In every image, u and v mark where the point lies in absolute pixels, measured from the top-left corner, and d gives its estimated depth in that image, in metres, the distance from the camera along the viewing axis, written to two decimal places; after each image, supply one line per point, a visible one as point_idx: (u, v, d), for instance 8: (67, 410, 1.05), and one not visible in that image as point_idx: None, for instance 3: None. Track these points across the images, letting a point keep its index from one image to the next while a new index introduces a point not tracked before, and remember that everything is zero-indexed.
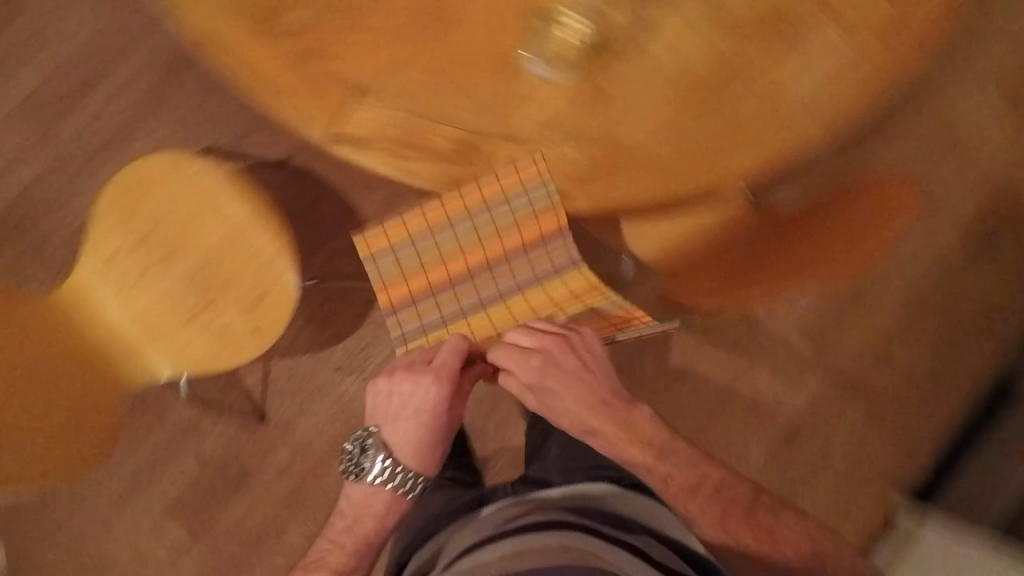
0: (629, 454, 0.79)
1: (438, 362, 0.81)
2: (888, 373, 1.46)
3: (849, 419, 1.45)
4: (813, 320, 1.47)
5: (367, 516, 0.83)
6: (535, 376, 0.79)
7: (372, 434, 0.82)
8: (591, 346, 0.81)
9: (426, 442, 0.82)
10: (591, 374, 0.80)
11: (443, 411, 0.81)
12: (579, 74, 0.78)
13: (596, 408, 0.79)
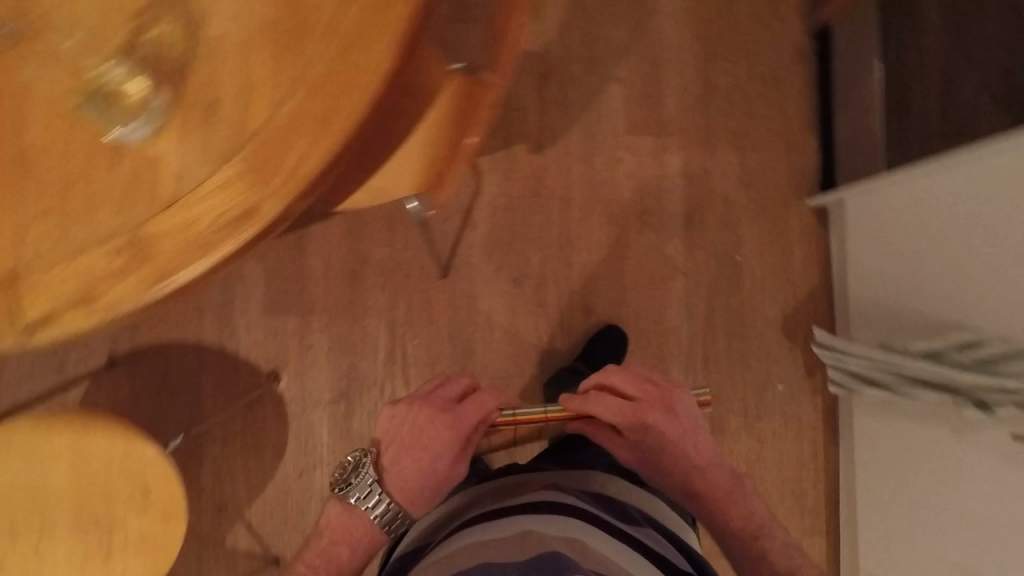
0: (670, 478, 1.01)
1: (460, 409, 0.91)
2: (719, 103, 1.47)
3: (722, 162, 1.47)
4: (633, 110, 1.45)
5: (344, 536, 0.88)
6: (634, 422, 0.99)
7: (370, 455, 0.90)
8: (688, 410, 1.03)
9: (420, 481, 0.89)
10: (680, 426, 1.00)
11: (447, 454, 0.89)
12: (171, 107, 0.74)
13: (676, 451, 0.99)
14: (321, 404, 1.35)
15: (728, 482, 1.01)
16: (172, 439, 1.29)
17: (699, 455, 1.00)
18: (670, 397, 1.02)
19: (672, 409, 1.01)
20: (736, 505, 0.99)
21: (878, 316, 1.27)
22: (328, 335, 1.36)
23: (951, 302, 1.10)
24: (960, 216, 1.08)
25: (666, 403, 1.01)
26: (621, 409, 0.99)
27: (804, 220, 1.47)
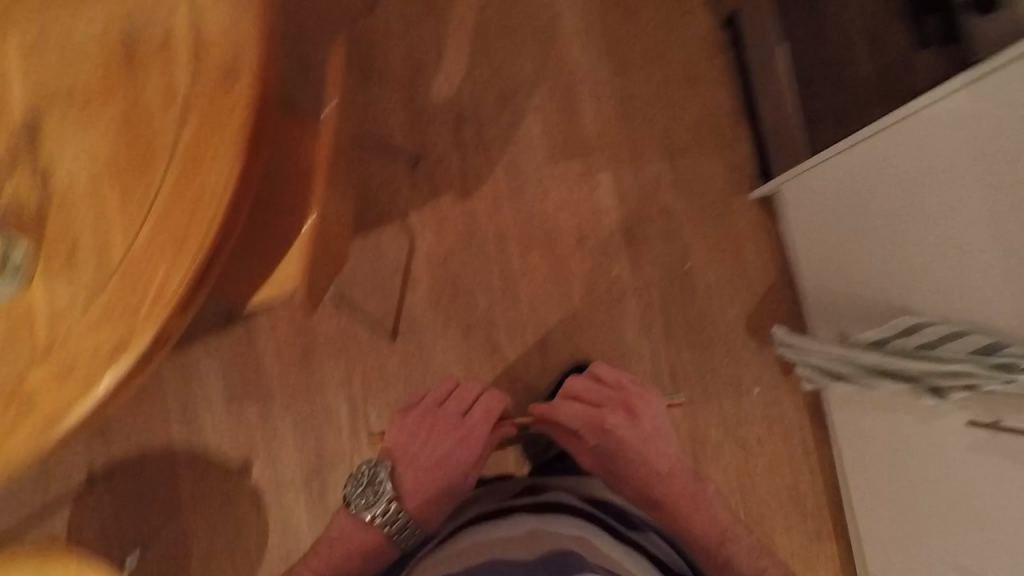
0: (631, 485, 1.10)
1: (468, 419, 1.12)
2: (638, 116, 1.45)
3: (653, 173, 1.44)
4: (553, 139, 1.45)
5: (352, 541, 1.05)
6: (595, 427, 1.13)
7: (386, 467, 1.09)
8: (650, 411, 1.16)
9: (431, 489, 1.08)
10: (641, 431, 1.14)
11: (456, 466, 1.09)
12: (35, 258, 0.76)
13: (633, 455, 1.11)
14: (295, 485, 1.36)
15: (685, 487, 1.09)
16: (127, 556, 1.33)
17: (660, 455, 1.12)
18: (632, 401, 1.17)
19: (633, 412, 1.16)
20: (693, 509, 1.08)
21: (832, 306, 1.22)
22: (290, 417, 1.37)
23: (885, 288, 1.05)
24: (870, 200, 1.04)
25: (629, 408, 1.16)
26: (582, 415, 1.14)
27: (750, 216, 1.43)
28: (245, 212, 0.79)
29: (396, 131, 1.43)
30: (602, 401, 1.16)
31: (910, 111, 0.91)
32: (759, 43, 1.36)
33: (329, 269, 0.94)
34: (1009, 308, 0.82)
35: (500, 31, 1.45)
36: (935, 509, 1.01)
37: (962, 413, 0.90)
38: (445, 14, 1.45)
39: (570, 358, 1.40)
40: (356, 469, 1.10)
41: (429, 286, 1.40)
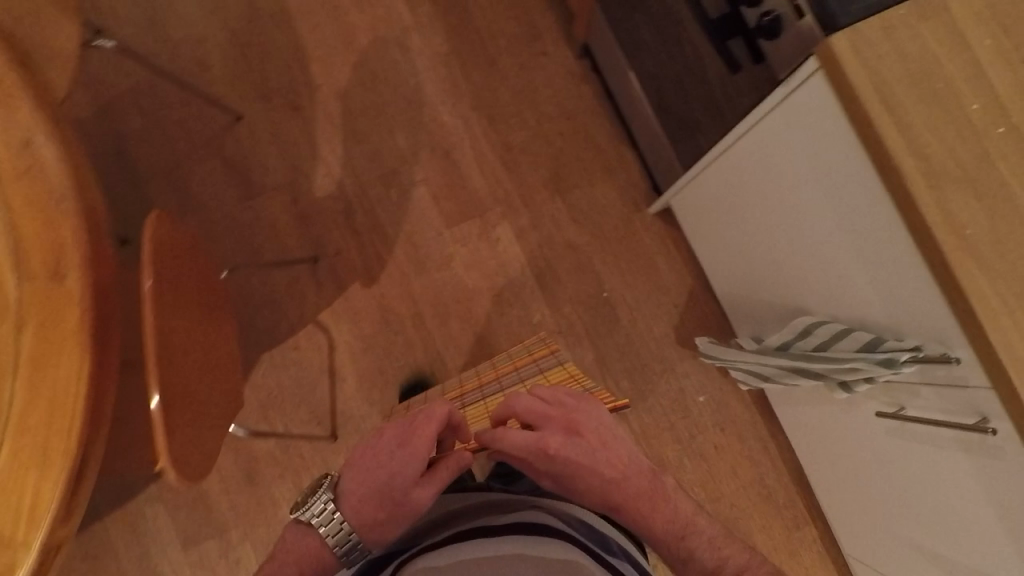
0: (594, 499, 0.78)
1: (419, 427, 0.74)
2: (520, 160, 1.46)
3: (549, 210, 1.44)
4: (443, 202, 1.44)
5: (293, 554, 0.79)
6: (539, 453, 0.77)
7: (332, 478, 0.80)
8: (601, 421, 0.83)
9: (373, 509, 0.75)
10: (589, 445, 0.79)
11: (398, 483, 0.73)
12: None
13: (588, 473, 0.78)
14: None
15: (650, 484, 0.82)
16: None
17: (615, 466, 0.80)
18: (573, 415, 0.81)
19: (579, 436, 0.80)
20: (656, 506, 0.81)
21: (741, 310, 1.23)
22: (248, 545, 1.34)
23: (778, 289, 1.05)
24: (743, 208, 1.05)
25: (568, 424, 0.80)
26: (529, 441, 0.76)
27: (653, 230, 1.44)
28: (109, 393, 0.77)
29: (289, 235, 1.42)
30: (540, 423, 0.78)
31: (743, 127, 0.93)
32: (612, 67, 1.39)
33: (216, 421, 0.89)
34: (877, 299, 0.82)
35: (368, 113, 1.47)
36: (880, 496, 0.99)
37: (872, 403, 0.90)
38: (310, 110, 1.47)
39: None
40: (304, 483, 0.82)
41: (356, 378, 1.39)
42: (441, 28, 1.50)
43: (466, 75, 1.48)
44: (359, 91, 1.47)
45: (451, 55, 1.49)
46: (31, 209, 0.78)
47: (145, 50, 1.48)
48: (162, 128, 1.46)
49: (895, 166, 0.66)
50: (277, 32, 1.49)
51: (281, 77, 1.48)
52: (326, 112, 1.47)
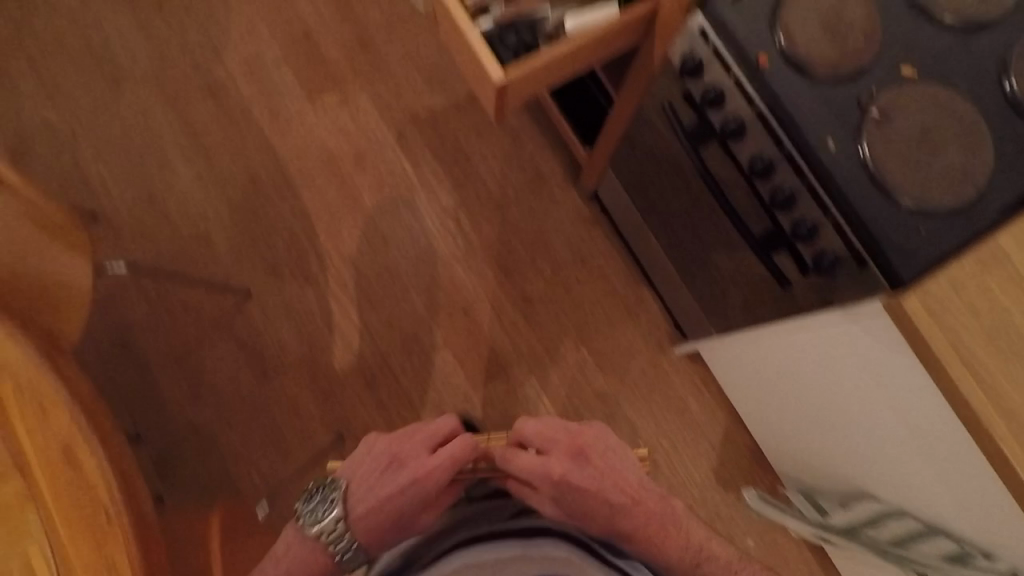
0: (601, 526, 0.77)
1: (440, 458, 0.77)
2: (542, 314, 1.44)
3: (576, 360, 1.43)
4: (468, 366, 1.41)
5: (296, 558, 0.81)
6: (549, 480, 0.75)
7: (339, 489, 0.82)
8: (612, 447, 0.82)
9: (379, 524, 0.79)
10: (597, 470, 0.78)
11: (411, 507, 0.78)
12: None
13: (596, 501, 0.76)
14: None
15: (656, 509, 0.80)
16: None
17: (625, 492, 0.78)
18: (581, 438, 0.81)
19: (585, 460, 0.79)
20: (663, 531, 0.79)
21: (789, 464, 1.21)
22: None
23: (832, 462, 1.04)
24: (785, 388, 1.04)
25: (577, 451, 0.80)
26: (536, 466, 0.75)
27: (681, 371, 1.43)
28: None
29: (312, 416, 1.36)
30: (547, 448, 0.78)
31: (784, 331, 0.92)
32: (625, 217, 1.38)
33: None
34: (957, 512, 0.81)
35: (381, 280, 1.43)
36: None
37: None
38: (320, 282, 1.42)
39: None
40: (306, 488, 0.82)
41: None
42: (447, 181, 1.47)
43: (477, 229, 1.46)
44: (370, 258, 1.43)
45: (461, 209, 1.46)
46: (90, 543, 0.71)
47: (142, 231, 1.41)
48: (166, 314, 1.38)
49: (981, 421, 0.65)
50: (279, 200, 1.44)
51: (287, 251, 1.42)
52: (338, 280, 1.42)
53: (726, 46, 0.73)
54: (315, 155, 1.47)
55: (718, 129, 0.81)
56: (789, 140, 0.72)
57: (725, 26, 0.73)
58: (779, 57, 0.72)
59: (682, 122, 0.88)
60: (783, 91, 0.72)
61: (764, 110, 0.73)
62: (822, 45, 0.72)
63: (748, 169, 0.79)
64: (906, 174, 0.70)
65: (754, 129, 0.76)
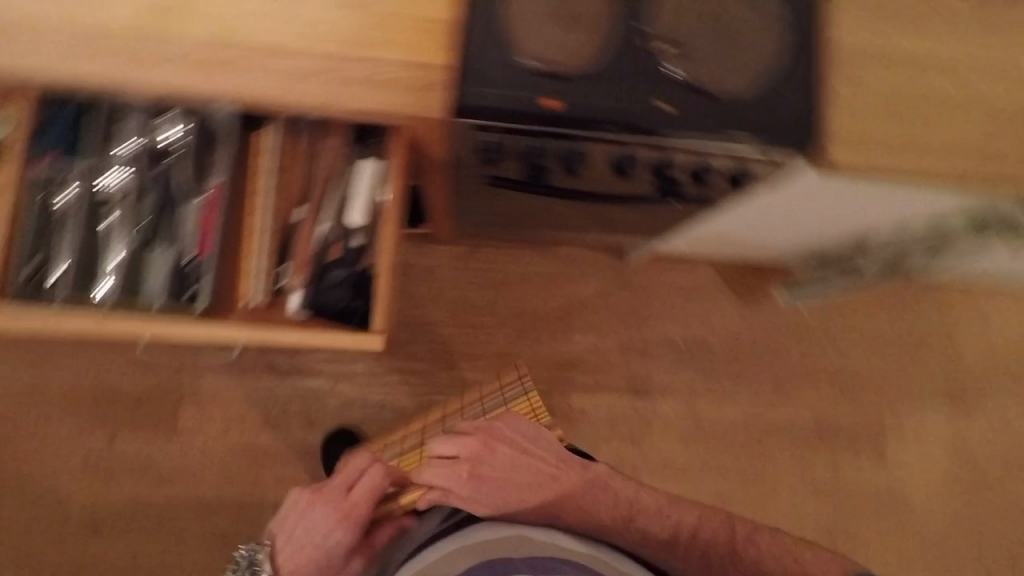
0: (533, 506, 0.80)
1: (353, 498, 0.86)
2: (522, 353, 1.37)
3: (581, 349, 1.39)
4: None
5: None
6: (461, 477, 0.82)
7: (265, 548, 0.86)
8: (522, 430, 0.89)
9: (307, 572, 0.84)
10: (507, 457, 0.86)
11: (334, 551, 0.84)
12: None
13: (513, 482, 0.83)
14: None
15: (584, 479, 0.85)
16: None
17: (541, 471, 0.85)
18: (488, 434, 0.88)
19: (492, 447, 0.86)
20: (591, 492, 0.84)
21: (791, 256, 1.27)
22: None
23: (829, 239, 1.09)
24: (754, 233, 1.07)
25: (485, 444, 0.86)
26: (447, 472, 0.83)
27: (647, 268, 1.41)
28: None
29: None
30: (456, 449, 0.86)
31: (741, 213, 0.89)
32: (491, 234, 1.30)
33: None
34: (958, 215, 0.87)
35: None
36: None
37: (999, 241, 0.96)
38: None
39: (748, 487, 1.38)
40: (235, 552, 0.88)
41: None
42: (344, 357, 1.32)
43: (412, 356, 1.34)
44: None
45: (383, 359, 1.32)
46: None
47: None
48: None
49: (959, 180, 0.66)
50: (259, 528, 1.25)
51: None
52: None
53: (507, 121, 0.64)
54: (231, 467, 1.27)
55: (559, 167, 0.73)
56: (631, 135, 0.66)
57: (490, 109, 0.63)
58: (555, 86, 0.64)
59: (515, 178, 0.79)
60: (590, 109, 0.64)
61: (589, 134, 0.66)
62: (572, 40, 0.65)
63: (615, 171, 0.73)
64: (727, 65, 0.65)
65: (595, 150, 0.68)
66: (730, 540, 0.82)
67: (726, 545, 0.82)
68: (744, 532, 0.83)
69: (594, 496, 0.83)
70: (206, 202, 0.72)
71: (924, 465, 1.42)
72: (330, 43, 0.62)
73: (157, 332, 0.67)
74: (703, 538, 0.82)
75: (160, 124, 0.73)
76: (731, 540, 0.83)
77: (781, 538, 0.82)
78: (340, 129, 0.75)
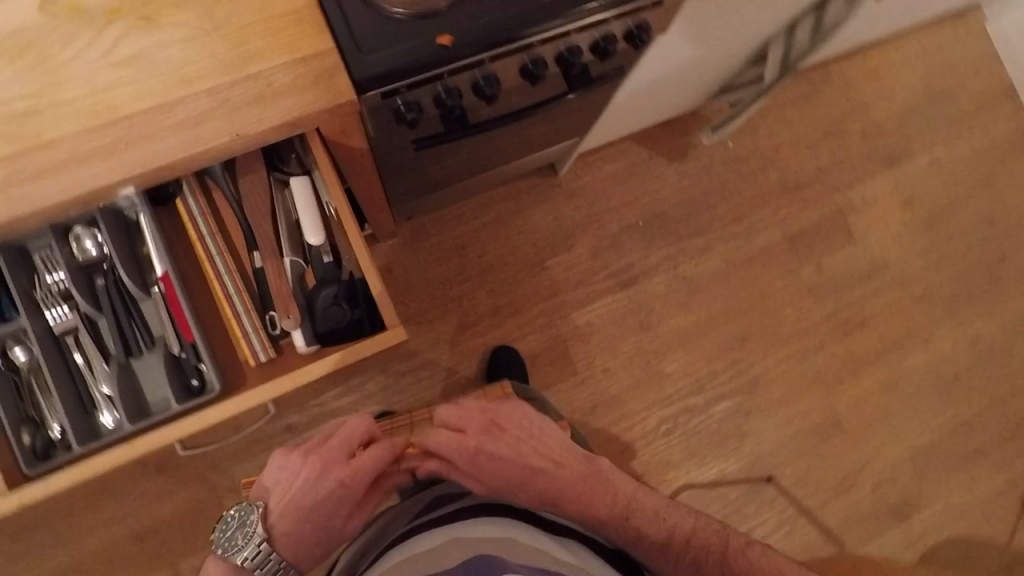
0: (529, 493, 0.79)
1: (358, 463, 0.72)
2: (508, 299, 1.39)
3: (557, 270, 1.42)
4: (554, 377, 1.39)
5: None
6: (463, 453, 0.77)
7: (259, 509, 0.73)
8: (533, 416, 0.84)
9: (305, 531, 0.73)
10: (516, 439, 0.81)
11: (338, 507, 0.73)
12: None
13: (516, 466, 0.78)
14: (927, 515, 1.47)
15: (584, 469, 0.82)
16: None
17: (545, 457, 0.81)
18: (499, 414, 0.83)
19: (499, 429, 0.81)
20: (593, 481, 0.82)
21: (698, 96, 1.32)
22: (878, 541, 1.44)
23: (726, 60, 1.13)
24: (660, 83, 1.10)
25: (492, 424, 0.81)
26: (453, 440, 0.78)
27: (578, 170, 1.44)
28: None
29: None
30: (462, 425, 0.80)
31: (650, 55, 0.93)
32: (428, 206, 1.29)
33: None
34: None
35: None
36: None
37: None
38: None
39: (752, 315, 1.48)
40: (223, 514, 0.73)
41: (730, 453, 1.43)
42: (351, 384, 1.31)
43: (414, 352, 1.34)
44: None
45: (389, 368, 1.32)
46: None
47: None
48: None
49: None
50: None
51: None
52: None
53: (414, 76, 0.63)
54: None
55: (473, 99, 0.73)
56: (530, 37, 0.66)
57: (393, 71, 0.62)
58: (439, 22, 0.63)
59: (435, 132, 0.78)
60: (483, 29, 0.64)
61: (490, 53, 0.66)
62: None
63: (525, 79, 0.73)
64: None
65: (502, 65, 0.69)
66: (724, 550, 0.79)
67: (718, 549, 0.79)
68: (738, 541, 0.80)
69: (592, 486, 0.81)
70: (165, 292, 0.70)
71: (880, 223, 1.55)
72: (207, 77, 0.58)
73: (188, 431, 0.65)
74: (696, 543, 0.80)
75: (75, 238, 0.67)
76: (723, 549, 0.79)
77: (774, 554, 0.77)
78: (251, 161, 0.72)
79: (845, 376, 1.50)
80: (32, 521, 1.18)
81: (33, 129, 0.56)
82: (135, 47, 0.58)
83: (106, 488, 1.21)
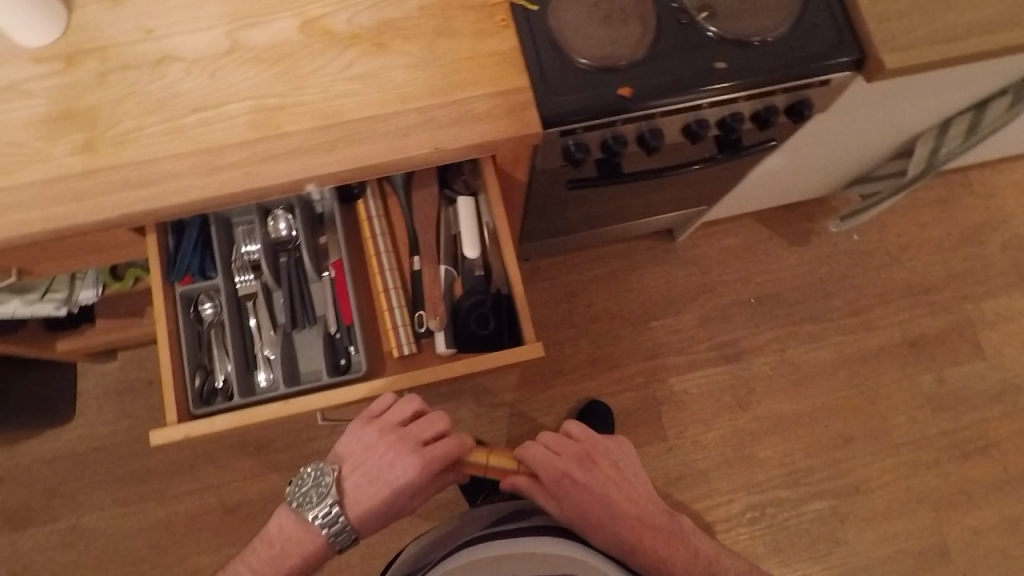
0: (605, 535, 0.74)
1: (429, 450, 0.69)
2: (609, 353, 1.41)
3: (661, 334, 1.42)
4: (642, 439, 1.37)
5: (289, 540, 0.73)
6: (553, 480, 0.72)
7: (334, 473, 0.71)
8: (628, 459, 0.78)
9: (368, 508, 0.70)
10: (606, 477, 0.75)
11: (399, 493, 0.70)
12: None
13: (603, 508, 0.73)
14: None
15: (670, 525, 0.77)
16: None
17: (632, 505, 0.75)
18: (594, 447, 0.76)
19: (592, 464, 0.75)
20: (676, 539, 0.76)
21: (830, 182, 1.33)
22: None
23: (869, 150, 1.14)
24: (801, 160, 1.12)
25: (587, 457, 0.75)
26: (547, 462, 0.72)
27: (695, 240, 1.47)
28: None
29: None
30: (561, 450, 0.74)
31: (799, 135, 0.97)
32: (549, 250, 1.36)
33: None
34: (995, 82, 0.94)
35: None
36: None
37: None
38: None
39: (861, 415, 1.41)
40: (300, 469, 0.71)
41: (819, 556, 1.34)
42: (445, 407, 1.35)
43: (510, 388, 1.37)
44: None
45: (483, 399, 1.36)
46: None
47: None
48: None
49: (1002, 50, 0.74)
50: None
51: None
52: None
53: (594, 118, 0.70)
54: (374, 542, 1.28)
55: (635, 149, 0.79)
56: (702, 99, 0.72)
57: (577, 112, 0.69)
58: (620, 77, 0.71)
59: (590, 175, 0.85)
60: (661, 85, 0.71)
61: (662, 109, 0.72)
62: (619, 33, 0.72)
63: (686, 136, 0.79)
64: (760, 15, 0.73)
65: (669, 121, 0.75)
66: None
67: None
68: None
69: (674, 544, 0.76)
70: (335, 277, 0.79)
71: (1016, 343, 1.45)
72: (421, 97, 0.68)
73: (335, 399, 0.72)
74: None
75: (273, 218, 0.79)
76: None
77: None
78: (427, 179, 0.81)
79: (960, 502, 1.37)
80: (142, 473, 1.28)
81: (276, 122, 0.67)
82: (366, 67, 0.69)
83: (210, 457, 1.29)
